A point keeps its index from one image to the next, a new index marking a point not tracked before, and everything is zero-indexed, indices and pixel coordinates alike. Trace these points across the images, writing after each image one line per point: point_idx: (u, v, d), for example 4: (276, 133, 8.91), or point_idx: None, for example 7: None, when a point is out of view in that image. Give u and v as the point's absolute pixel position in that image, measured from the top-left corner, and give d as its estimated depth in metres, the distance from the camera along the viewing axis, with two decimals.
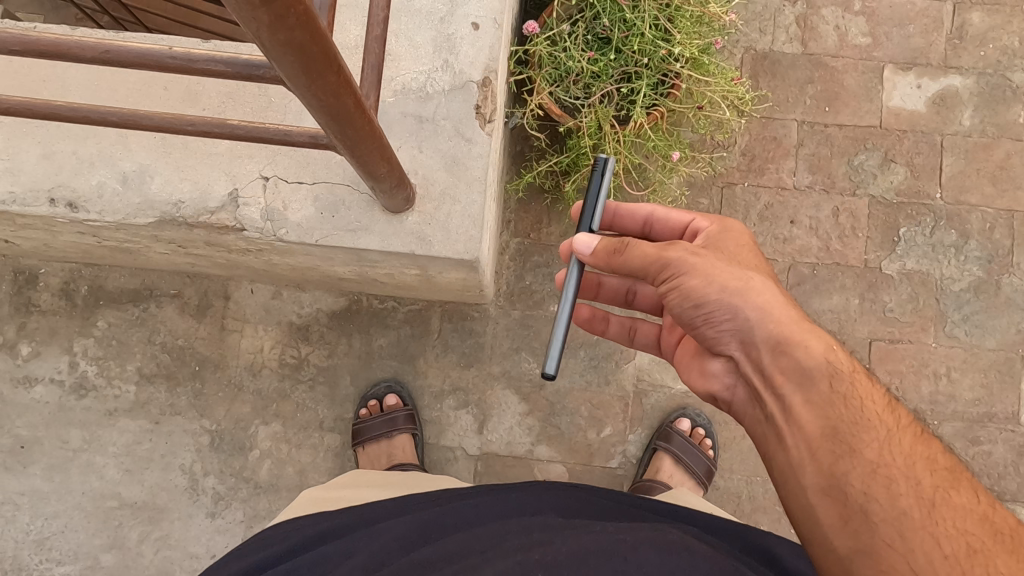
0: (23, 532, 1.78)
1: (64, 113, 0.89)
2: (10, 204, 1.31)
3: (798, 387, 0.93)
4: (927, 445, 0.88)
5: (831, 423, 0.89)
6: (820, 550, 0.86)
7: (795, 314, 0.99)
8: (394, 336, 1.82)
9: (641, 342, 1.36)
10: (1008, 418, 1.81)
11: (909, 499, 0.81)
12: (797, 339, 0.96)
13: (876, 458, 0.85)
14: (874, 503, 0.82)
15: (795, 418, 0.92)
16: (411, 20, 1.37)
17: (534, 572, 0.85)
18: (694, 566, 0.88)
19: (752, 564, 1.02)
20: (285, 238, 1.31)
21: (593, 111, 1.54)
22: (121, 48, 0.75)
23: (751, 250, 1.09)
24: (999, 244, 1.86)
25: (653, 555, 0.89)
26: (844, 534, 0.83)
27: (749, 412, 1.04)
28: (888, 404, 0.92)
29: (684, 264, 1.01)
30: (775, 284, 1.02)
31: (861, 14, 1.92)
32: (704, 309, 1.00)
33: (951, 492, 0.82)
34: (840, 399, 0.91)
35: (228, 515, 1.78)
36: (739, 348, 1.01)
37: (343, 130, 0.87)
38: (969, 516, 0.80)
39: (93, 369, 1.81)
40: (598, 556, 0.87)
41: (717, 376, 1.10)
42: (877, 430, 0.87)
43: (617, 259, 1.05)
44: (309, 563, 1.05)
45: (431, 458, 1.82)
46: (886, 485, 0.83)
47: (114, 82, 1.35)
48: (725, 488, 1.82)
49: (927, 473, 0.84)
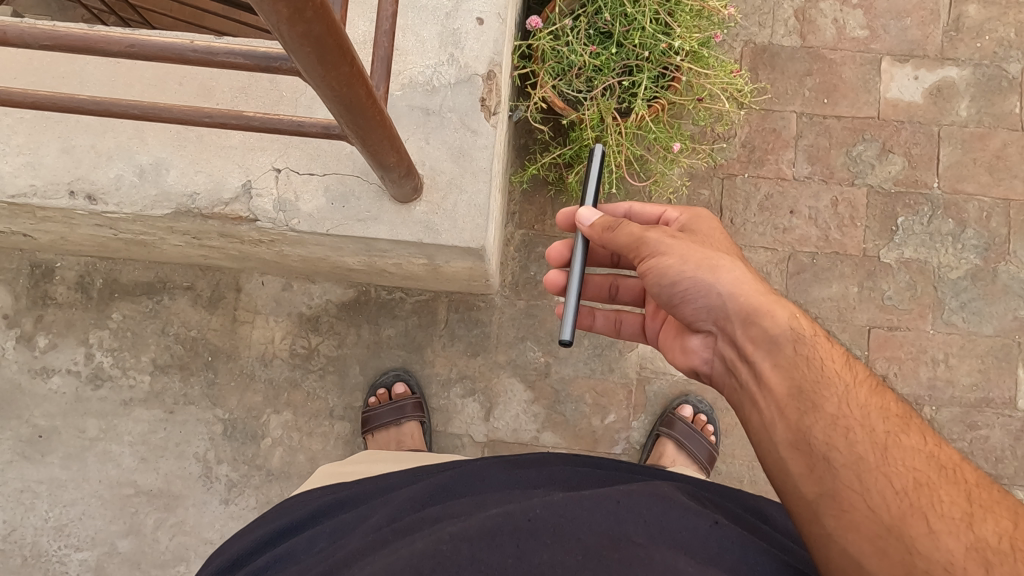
0: (42, 519, 1.82)
1: (87, 106, 0.92)
2: (31, 196, 1.35)
3: (767, 353, 0.98)
4: (881, 395, 0.93)
5: (796, 382, 0.94)
6: (791, 499, 0.89)
7: (762, 287, 1.04)
8: (402, 326, 1.86)
9: (627, 331, 1.40)
10: (1005, 403, 1.84)
11: (865, 445, 0.86)
12: (764, 309, 1.01)
13: (836, 411, 0.89)
14: (836, 452, 0.86)
15: (765, 381, 0.97)
16: (417, 16, 1.41)
17: (532, 511, 0.92)
18: (684, 511, 0.95)
19: (743, 518, 1.06)
20: (298, 228, 1.34)
21: (595, 103, 1.59)
22: (143, 43, 0.79)
23: (721, 235, 1.16)
24: (996, 232, 1.89)
25: (644, 500, 0.95)
26: (810, 482, 0.86)
27: (726, 382, 1.08)
28: (846, 360, 0.96)
29: (662, 244, 1.09)
30: (743, 263, 1.08)
31: (858, 7, 1.95)
32: (681, 287, 1.06)
33: (902, 435, 0.87)
34: (803, 360, 0.95)
35: (241, 501, 1.82)
36: (715, 323, 1.07)
37: (355, 119, 0.91)
38: (917, 454, 0.85)
39: (109, 360, 1.85)
40: (593, 499, 0.94)
41: (697, 351, 1.15)
42: (836, 385, 0.92)
43: (608, 235, 1.14)
44: (326, 530, 1.08)
45: (438, 445, 1.86)
46: (844, 433, 0.87)
47: (131, 78, 1.39)
48: (727, 472, 1.86)
49: (881, 420, 0.89)
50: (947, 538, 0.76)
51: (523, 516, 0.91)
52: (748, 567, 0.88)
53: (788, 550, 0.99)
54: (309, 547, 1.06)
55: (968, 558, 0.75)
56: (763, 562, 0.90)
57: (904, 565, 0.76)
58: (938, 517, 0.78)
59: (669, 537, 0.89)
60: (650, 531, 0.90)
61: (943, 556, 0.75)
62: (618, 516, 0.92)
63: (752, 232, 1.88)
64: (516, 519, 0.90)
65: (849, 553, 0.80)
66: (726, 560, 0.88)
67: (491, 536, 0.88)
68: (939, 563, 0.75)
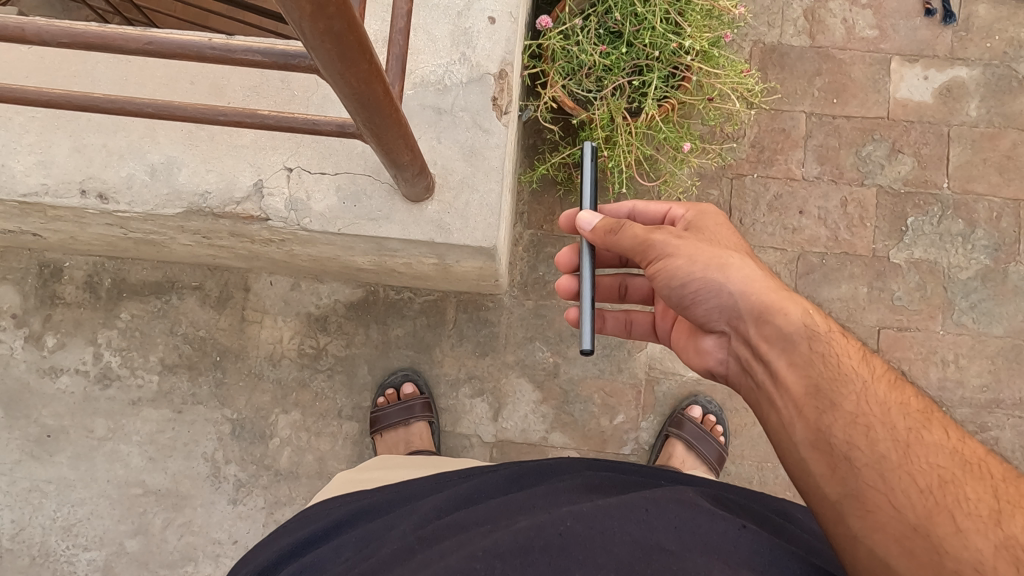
0: (50, 519, 1.82)
1: (103, 105, 0.92)
2: (43, 195, 1.35)
3: (782, 351, 0.97)
4: (901, 390, 0.92)
5: (813, 381, 0.93)
6: (814, 501, 0.88)
7: (774, 284, 1.04)
8: (410, 326, 1.86)
9: (638, 332, 1.40)
10: (1015, 404, 1.84)
11: (886, 443, 0.85)
12: (777, 307, 1.00)
13: (854, 409, 0.89)
14: (857, 451, 0.86)
15: (781, 380, 0.96)
16: (429, 15, 1.41)
17: (563, 523, 0.91)
18: (711, 516, 0.95)
19: (768, 519, 1.07)
20: (309, 228, 1.34)
21: (605, 102, 1.58)
22: (161, 40, 0.78)
23: (729, 230, 1.15)
24: (1005, 232, 1.88)
25: (672, 507, 0.95)
26: (833, 483, 0.86)
27: (741, 381, 1.08)
28: (863, 356, 0.96)
29: (669, 244, 1.08)
30: (752, 259, 1.08)
31: (868, 7, 1.95)
32: (691, 287, 1.06)
33: (924, 431, 0.87)
34: (820, 358, 0.95)
35: (249, 501, 1.82)
36: (728, 322, 1.06)
37: (372, 117, 0.91)
38: (940, 451, 0.85)
39: (117, 360, 1.85)
40: (620, 507, 0.94)
41: (712, 351, 1.14)
42: (854, 382, 0.91)
43: (611, 238, 1.13)
44: (351, 541, 1.08)
45: (447, 445, 1.86)
46: (864, 432, 0.87)
47: (143, 77, 1.39)
48: (736, 473, 1.86)
49: (901, 416, 0.88)
50: (976, 537, 0.76)
51: (554, 530, 0.90)
52: (778, 570, 0.88)
53: (815, 551, 0.99)
54: (334, 556, 1.07)
55: (997, 557, 0.74)
56: (793, 565, 0.90)
57: (933, 565, 0.76)
58: (965, 515, 0.78)
59: (700, 544, 0.89)
60: (681, 539, 0.90)
61: (972, 555, 0.75)
62: (647, 524, 0.92)
63: (761, 232, 1.87)
64: (547, 533, 0.90)
65: (876, 554, 0.80)
66: (758, 563, 0.88)
67: (524, 553, 0.87)
68: (968, 562, 0.75)
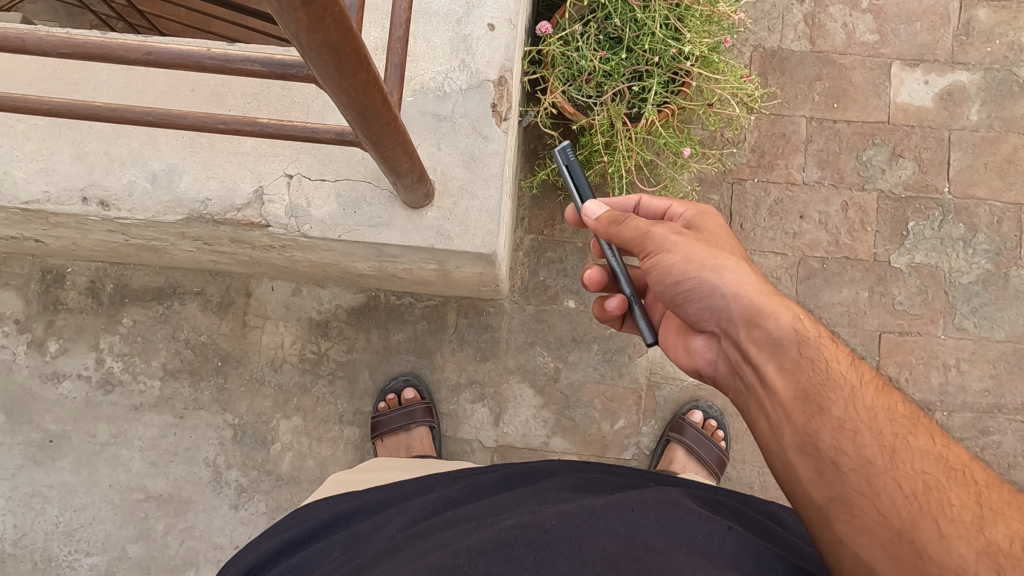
0: (53, 523, 1.83)
1: (103, 113, 0.93)
2: (44, 203, 1.36)
3: (772, 355, 0.97)
4: (888, 396, 0.92)
5: (802, 385, 0.93)
6: (800, 503, 0.89)
7: (765, 288, 1.04)
8: (412, 331, 1.86)
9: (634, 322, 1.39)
10: (1017, 409, 1.83)
11: (872, 448, 0.85)
12: (767, 311, 1.00)
13: (843, 414, 0.89)
14: (844, 456, 0.86)
15: (771, 386, 0.96)
16: (429, 22, 1.42)
17: (549, 522, 0.91)
18: (696, 517, 0.95)
19: (757, 521, 1.07)
20: (309, 234, 1.35)
21: (605, 108, 1.58)
22: (159, 50, 0.78)
23: (724, 233, 1.14)
24: (1007, 237, 1.88)
25: (658, 506, 0.96)
26: (820, 486, 0.86)
27: (731, 384, 1.08)
28: (852, 360, 0.96)
29: (667, 240, 1.07)
30: (746, 263, 1.07)
31: (868, 12, 1.95)
32: (685, 286, 1.05)
33: (910, 436, 0.87)
34: (809, 362, 0.95)
35: (251, 506, 1.82)
36: (718, 324, 1.06)
37: (371, 126, 0.91)
38: (925, 456, 0.85)
39: (119, 365, 1.86)
40: (606, 507, 0.94)
41: (702, 352, 1.15)
42: (841, 388, 0.91)
43: (613, 229, 1.13)
44: (339, 541, 1.09)
45: (448, 450, 1.86)
46: (851, 437, 0.87)
47: (144, 84, 1.40)
48: (736, 478, 1.86)
49: (888, 422, 0.88)
50: (958, 543, 0.76)
51: (539, 528, 0.90)
52: (762, 571, 0.89)
53: (802, 554, 1.00)
54: (323, 556, 1.07)
55: (979, 562, 0.74)
56: (777, 565, 0.90)
57: (916, 570, 0.76)
58: (948, 521, 0.78)
59: (685, 543, 0.90)
60: (667, 538, 0.90)
61: (954, 561, 0.75)
62: (634, 523, 0.92)
63: (762, 237, 1.87)
64: (532, 531, 0.90)
65: (861, 558, 0.80)
66: (743, 564, 0.89)
67: (509, 548, 0.88)
68: (950, 568, 0.75)
